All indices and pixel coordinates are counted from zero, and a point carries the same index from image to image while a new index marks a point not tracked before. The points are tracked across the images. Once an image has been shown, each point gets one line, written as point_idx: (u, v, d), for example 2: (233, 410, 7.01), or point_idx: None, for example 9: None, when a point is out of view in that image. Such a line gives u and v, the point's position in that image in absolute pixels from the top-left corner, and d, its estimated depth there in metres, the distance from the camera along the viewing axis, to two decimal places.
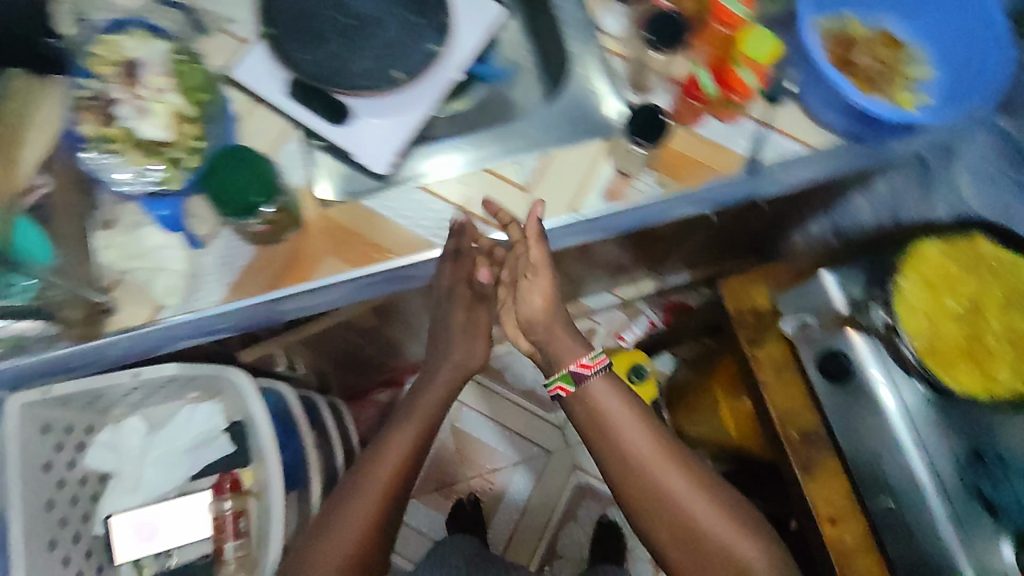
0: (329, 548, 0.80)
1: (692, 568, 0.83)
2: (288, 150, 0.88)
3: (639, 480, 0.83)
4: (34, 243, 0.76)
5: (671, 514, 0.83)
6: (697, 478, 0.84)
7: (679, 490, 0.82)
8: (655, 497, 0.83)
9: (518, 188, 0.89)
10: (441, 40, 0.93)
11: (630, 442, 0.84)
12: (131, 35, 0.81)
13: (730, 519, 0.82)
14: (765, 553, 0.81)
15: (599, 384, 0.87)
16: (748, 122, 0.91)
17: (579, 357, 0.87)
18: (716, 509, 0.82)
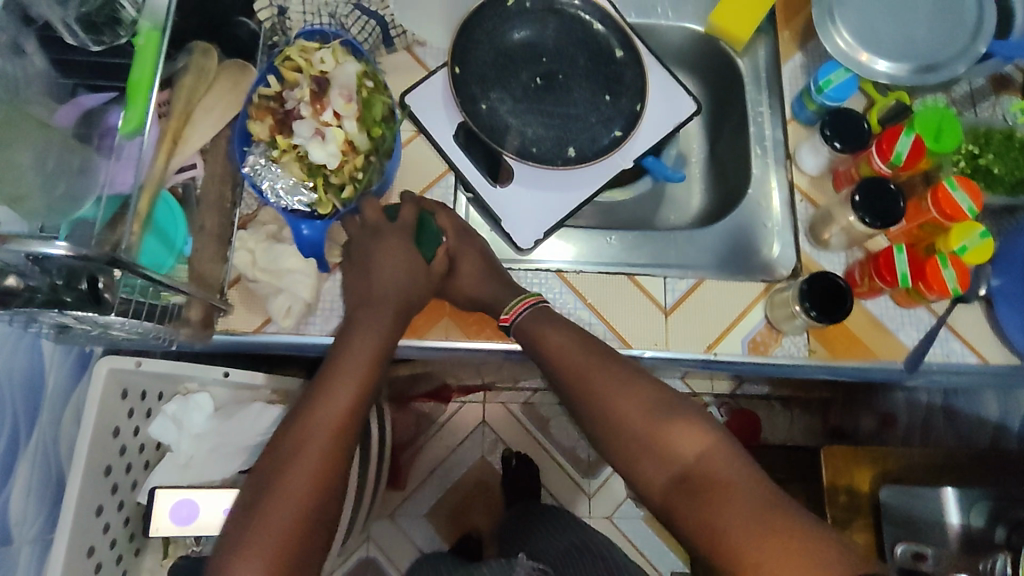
0: (272, 508, 0.60)
1: (650, 467, 0.63)
2: (440, 194, 0.85)
3: (569, 381, 0.69)
4: (174, 220, 0.72)
5: (598, 411, 0.67)
6: (632, 380, 0.67)
7: (604, 391, 0.67)
8: (591, 403, 0.67)
9: (658, 306, 0.83)
10: (627, 126, 0.87)
11: (551, 343, 0.71)
12: (328, 50, 0.75)
13: (668, 413, 0.64)
14: (719, 455, 0.61)
15: (532, 315, 0.74)
16: (924, 313, 0.83)
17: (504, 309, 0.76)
18: (644, 407, 0.65)
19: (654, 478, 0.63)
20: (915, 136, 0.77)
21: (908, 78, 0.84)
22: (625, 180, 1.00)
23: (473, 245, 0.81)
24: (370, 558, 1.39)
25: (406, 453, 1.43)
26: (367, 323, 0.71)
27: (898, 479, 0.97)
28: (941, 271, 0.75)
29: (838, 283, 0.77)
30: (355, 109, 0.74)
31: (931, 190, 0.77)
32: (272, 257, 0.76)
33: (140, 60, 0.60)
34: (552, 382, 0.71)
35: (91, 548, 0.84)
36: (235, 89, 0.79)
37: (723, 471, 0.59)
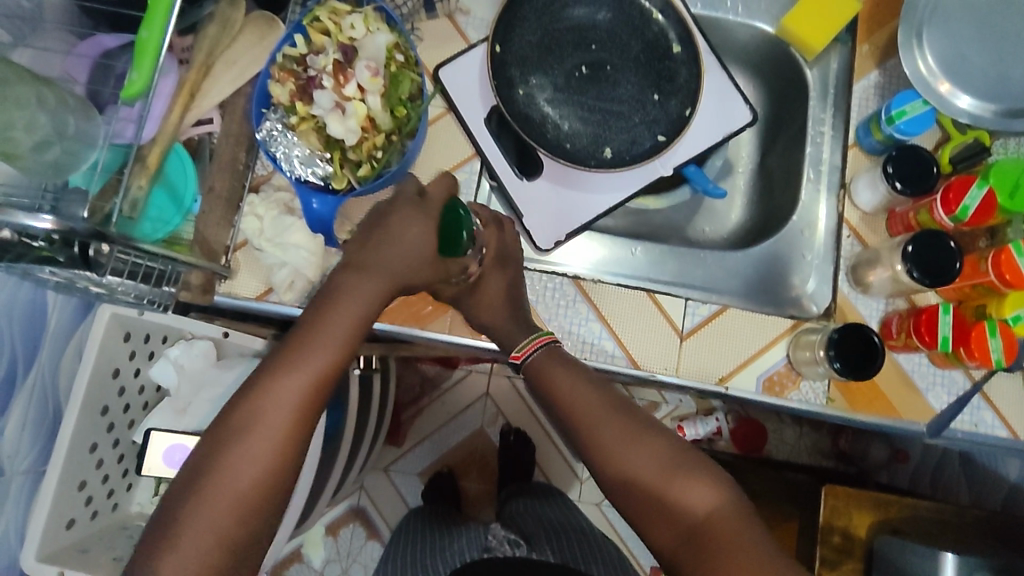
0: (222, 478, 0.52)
1: (658, 527, 0.60)
2: (462, 179, 0.81)
3: (578, 427, 0.65)
4: (183, 169, 0.71)
5: (603, 459, 0.63)
6: (645, 432, 0.63)
7: (616, 442, 0.62)
8: (601, 453, 0.63)
9: (674, 329, 0.79)
10: (671, 132, 0.80)
11: (565, 387, 0.67)
12: (359, 15, 0.70)
13: (680, 468, 0.60)
14: (730, 518, 0.57)
15: (543, 357, 0.70)
16: (959, 374, 0.77)
17: (516, 347, 0.72)
18: (659, 463, 0.61)
19: (662, 538, 0.59)
20: (989, 188, 0.71)
21: (991, 120, 0.77)
22: (661, 188, 0.93)
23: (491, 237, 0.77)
24: (360, 507, 1.38)
25: (407, 410, 1.41)
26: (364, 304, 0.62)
27: (897, 530, 0.94)
28: (988, 339, 0.69)
29: (871, 339, 0.72)
30: (382, 85, 0.70)
31: (994, 251, 0.70)
32: (279, 229, 0.74)
33: (150, 18, 0.55)
34: (564, 428, 0.67)
35: (83, 482, 0.83)
36: (260, 44, 0.74)
37: (734, 535, 0.55)
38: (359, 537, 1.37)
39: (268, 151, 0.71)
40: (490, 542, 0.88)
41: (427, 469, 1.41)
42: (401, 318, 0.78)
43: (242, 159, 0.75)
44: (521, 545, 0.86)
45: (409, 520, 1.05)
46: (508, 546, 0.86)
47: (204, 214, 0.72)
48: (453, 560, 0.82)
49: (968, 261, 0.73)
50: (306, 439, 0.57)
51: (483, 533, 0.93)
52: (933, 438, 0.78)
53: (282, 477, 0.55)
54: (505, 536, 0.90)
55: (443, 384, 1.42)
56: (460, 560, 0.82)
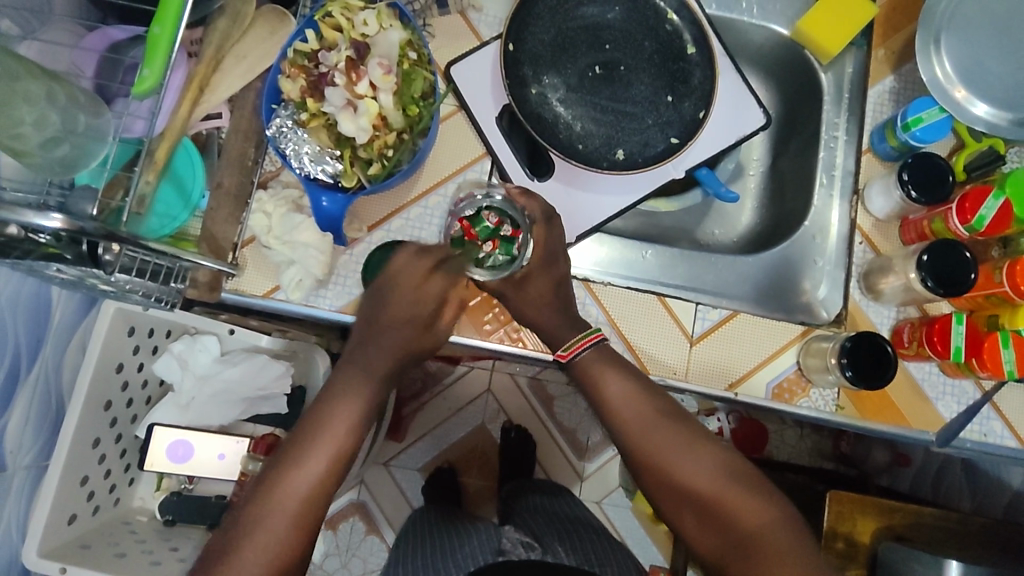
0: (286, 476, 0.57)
1: (702, 531, 0.60)
2: (472, 178, 0.80)
3: (627, 431, 0.64)
4: (192, 167, 0.72)
5: (653, 464, 0.62)
6: (697, 439, 0.62)
7: (669, 448, 0.62)
8: (651, 458, 0.62)
9: (684, 334, 0.78)
10: (684, 134, 0.79)
11: (616, 389, 0.65)
12: (372, 12, 0.69)
13: (732, 477, 0.60)
14: (781, 531, 0.58)
15: (592, 356, 0.68)
16: (969, 383, 0.77)
17: (562, 344, 0.70)
18: (713, 473, 0.61)
19: (704, 541, 0.61)
20: (1006, 198, 0.70)
21: (1007, 129, 0.77)
22: (670, 190, 0.93)
23: None
24: (361, 502, 1.38)
25: (409, 406, 1.40)
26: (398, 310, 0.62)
27: (902, 536, 0.93)
28: (1000, 351, 0.69)
29: (883, 347, 0.71)
30: (393, 83, 0.69)
31: (1009, 262, 0.70)
32: (287, 227, 0.72)
33: (162, 14, 0.54)
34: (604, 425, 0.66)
35: (84, 478, 0.82)
36: (271, 39, 0.73)
37: (786, 549, 0.56)
38: (359, 531, 1.37)
39: (277, 148, 0.70)
40: (503, 545, 0.87)
41: (428, 464, 1.41)
42: None
43: (251, 154, 0.74)
44: (535, 548, 0.84)
45: (414, 520, 1.05)
46: (521, 549, 0.84)
47: (212, 210, 0.71)
48: (465, 563, 0.81)
49: (982, 271, 0.73)
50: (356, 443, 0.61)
51: (495, 535, 0.92)
52: (941, 447, 0.78)
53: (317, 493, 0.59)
54: (519, 538, 0.88)
55: (445, 379, 1.41)
56: (473, 564, 0.81)
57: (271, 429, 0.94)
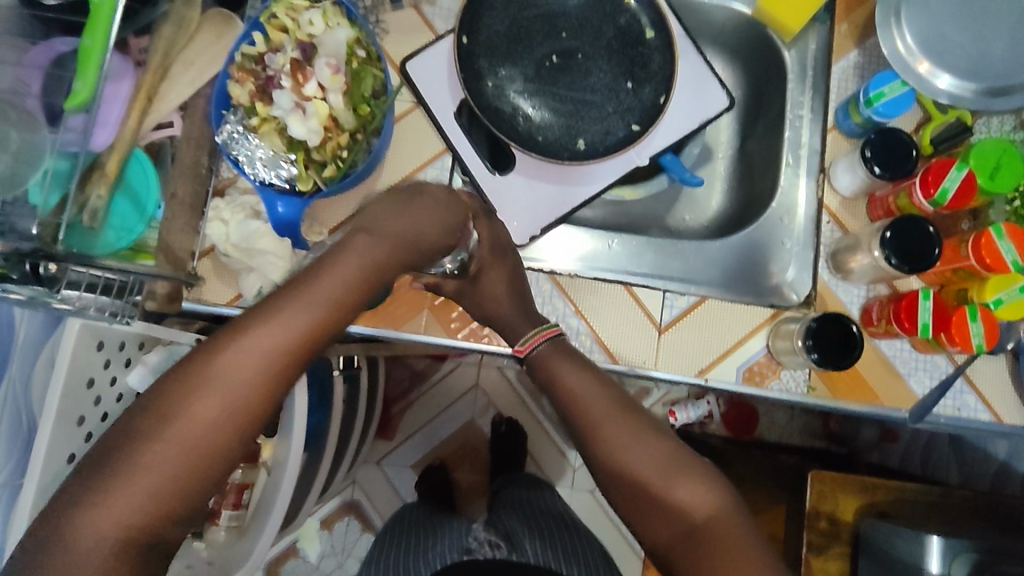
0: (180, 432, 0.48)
1: (655, 525, 0.59)
2: (433, 174, 0.80)
3: (583, 423, 0.63)
4: (145, 177, 0.70)
5: (607, 453, 0.61)
6: (650, 430, 0.62)
7: (623, 437, 0.61)
8: (605, 447, 0.61)
9: (652, 322, 0.78)
10: (645, 121, 0.78)
11: (573, 383, 0.65)
12: (317, 11, 0.68)
13: (681, 467, 0.59)
14: (725, 525, 0.57)
15: (549, 350, 0.69)
16: (941, 357, 0.76)
17: (517, 342, 0.71)
18: (665, 463, 0.60)
19: (658, 536, 0.59)
20: (968, 169, 0.70)
21: (972, 99, 0.75)
22: (636, 177, 0.92)
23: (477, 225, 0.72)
24: (354, 501, 1.38)
25: (397, 404, 1.40)
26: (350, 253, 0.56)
27: (884, 513, 0.93)
28: (968, 323, 0.68)
29: (850, 327, 0.71)
30: (343, 83, 0.68)
31: (974, 234, 0.69)
32: (245, 233, 0.71)
33: (93, 24, 0.55)
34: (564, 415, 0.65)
35: (61, 494, 0.80)
36: (218, 44, 0.73)
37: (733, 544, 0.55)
38: (354, 530, 1.37)
39: (230, 155, 0.69)
40: (470, 544, 0.89)
41: (420, 461, 1.40)
42: (377, 321, 0.77)
43: (204, 162, 0.74)
44: (501, 546, 0.86)
45: (398, 517, 1.05)
46: (487, 548, 0.87)
47: (167, 221, 0.71)
48: (432, 560, 0.83)
49: (949, 245, 0.72)
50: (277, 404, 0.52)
51: (465, 534, 0.94)
52: (916, 424, 0.77)
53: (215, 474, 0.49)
54: (486, 538, 0.90)
55: (432, 376, 1.40)
56: (441, 561, 0.83)
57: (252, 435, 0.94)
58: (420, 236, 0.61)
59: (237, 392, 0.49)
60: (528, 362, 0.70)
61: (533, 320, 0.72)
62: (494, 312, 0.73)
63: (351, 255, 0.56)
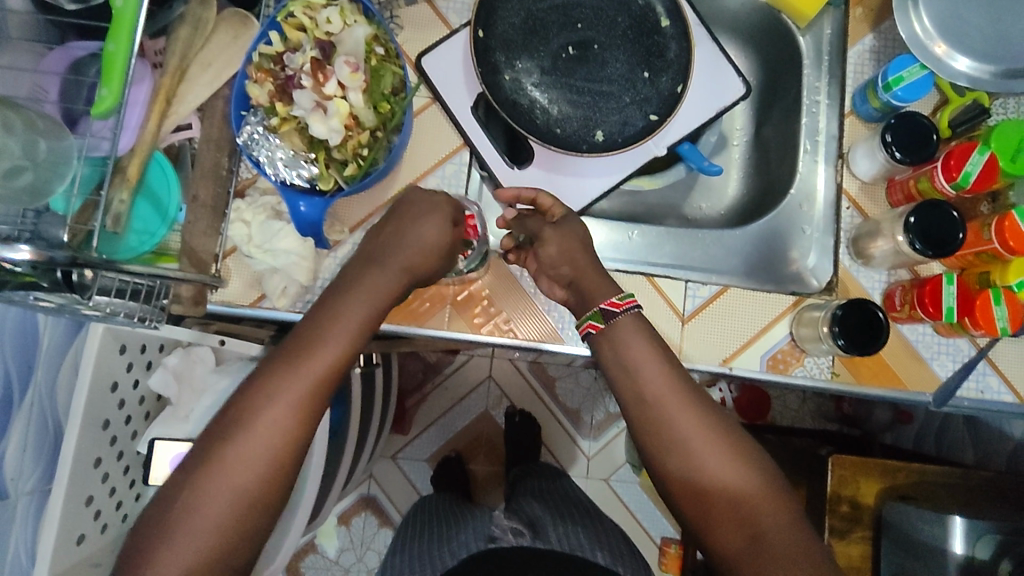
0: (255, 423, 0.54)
1: (722, 529, 0.56)
2: (452, 169, 0.80)
3: (643, 394, 0.61)
4: (166, 180, 0.71)
5: (672, 445, 0.59)
6: (719, 424, 0.59)
7: (692, 430, 0.59)
8: (673, 440, 0.59)
9: (675, 312, 0.78)
10: (663, 111, 0.78)
11: (638, 357, 0.62)
12: (335, 9, 0.68)
13: (737, 449, 0.58)
14: (792, 524, 0.55)
15: (628, 321, 0.64)
16: (963, 341, 0.77)
17: (613, 296, 0.66)
18: (743, 468, 0.57)
19: (724, 542, 0.56)
20: (991, 153, 0.69)
21: (990, 81, 0.75)
22: (654, 167, 0.93)
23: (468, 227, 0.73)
24: (371, 495, 1.39)
25: (411, 398, 1.41)
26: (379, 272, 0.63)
27: (906, 496, 0.92)
28: (992, 307, 0.68)
29: (876, 314, 0.71)
30: (362, 80, 0.67)
31: (997, 217, 0.69)
32: (267, 235, 0.71)
33: (116, 31, 0.56)
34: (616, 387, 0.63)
35: (89, 498, 0.81)
36: (235, 44, 0.73)
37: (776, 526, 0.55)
38: (372, 524, 1.38)
39: (251, 157, 0.68)
40: (494, 532, 0.86)
41: (435, 454, 1.41)
42: (400, 317, 0.77)
43: (224, 164, 0.73)
44: (524, 535, 0.84)
45: (416, 511, 1.06)
46: (511, 535, 0.84)
47: (189, 224, 0.70)
48: (455, 551, 0.81)
49: (971, 228, 0.72)
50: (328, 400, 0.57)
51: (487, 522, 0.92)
52: (938, 407, 0.77)
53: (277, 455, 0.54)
54: (509, 526, 0.88)
55: (446, 369, 1.41)
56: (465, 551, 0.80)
57: None
58: (409, 264, 0.64)
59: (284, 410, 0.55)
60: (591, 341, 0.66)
61: None
62: None
63: (360, 294, 0.61)
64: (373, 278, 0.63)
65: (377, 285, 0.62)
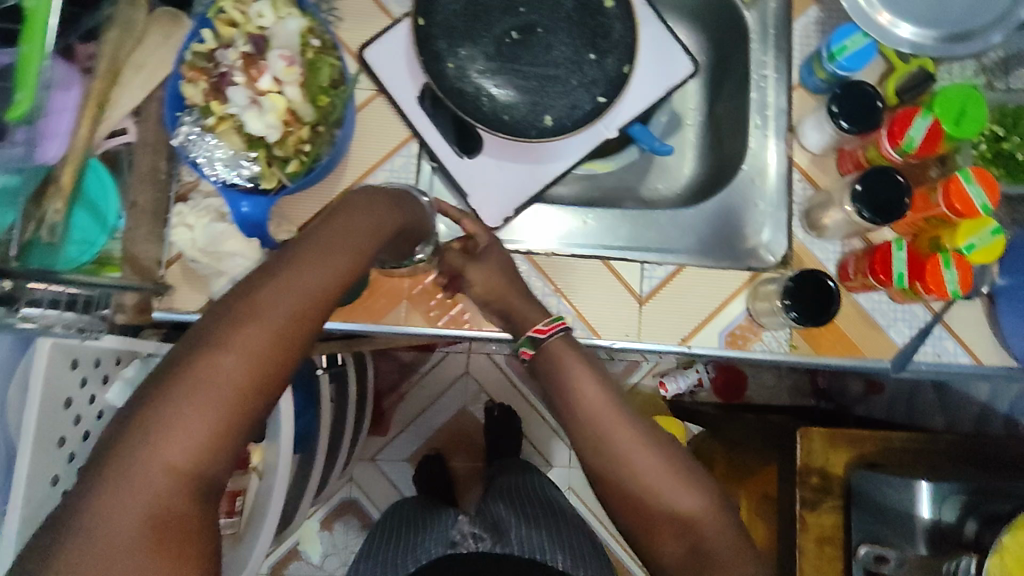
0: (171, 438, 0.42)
1: (663, 539, 0.59)
2: (401, 162, 0.78)
3: (584, 422, 0.61)
4: (105, 188, 0.69)
5: (613, 465, 0.60)
6: (656, 439, 0.61)
7: (630, 447, 0.59)
8: (613, 459, 0.60)
9: (632, 294, 0.78)
10: (611, 92, 0.77)
11: (579, 387, 0.63)
12: (266, 2, 0.66)
13: (679, 470, 0.59)
14: (731, 537, 0.57)
15: (559, 343, 0.66)
16: (917, 306, 0.77)
17: (539, 322, 0.68)
18: (685, 488, 0.58)
19: (666, 551, 0.59)
20: (934, 118, 0.69)
21: (934, 47, 0.75)
22: (607, 150, 0.93)
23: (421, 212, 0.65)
24: (352, 499, 1.37)
25: (388, 398, 1.39)
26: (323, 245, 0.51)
27: (874, 464, 0.85)
28: (942, 270, 0.68)
29: (827, 283, 0.72)
30: (298, 74, 0.66)
31: (943, 181, 0.69)
32: (210, 237, 0.69)
33: (30, 32, 0.54)
34: (560, 412, 0.64)
35: None
36: (167, 44, 0.72)
37: (718, 539, 0.57)
38: (354, 528, 1.36)
39: (189, 159, 0.66)
40: (456, 537, 0.88)
41: (415, 453, 1.39)
42: (356, 314, 0.76)
43: (162, 167, 0.73)
44: (486, 538, 0.86)
45: (390, 515, 1.04)
46: (472, 541, 0.86)
47: (130, 230, 0.70)
48: (419, 557, 0.84)
49: (919, 194, 0.72)
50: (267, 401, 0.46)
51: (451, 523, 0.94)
52: (899, 373, 0.77)
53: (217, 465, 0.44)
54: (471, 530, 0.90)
55: (422, 367, 1.39)
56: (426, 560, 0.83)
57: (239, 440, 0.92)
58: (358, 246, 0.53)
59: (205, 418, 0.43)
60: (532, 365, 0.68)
61: (513, 303, 0.71)
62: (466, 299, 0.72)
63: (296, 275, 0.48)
64: (317, 260, 0.50)
65: (313, 277, 0.49)
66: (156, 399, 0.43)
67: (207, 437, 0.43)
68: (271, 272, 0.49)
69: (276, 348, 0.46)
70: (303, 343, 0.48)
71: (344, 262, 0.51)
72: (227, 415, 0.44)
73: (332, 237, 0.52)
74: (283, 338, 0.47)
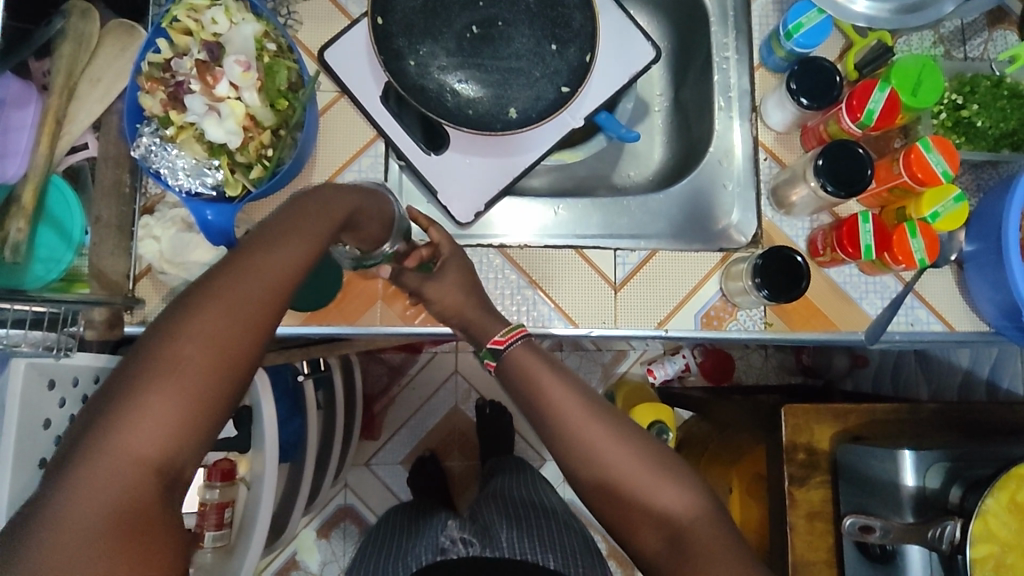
0: (133, 441, 0.42)
1: (642, 532, 0.59)
2: (368, 163, 0.78)
3: (558, 426, 0.61)
4: (68, 208, 0.69)
5: (586, 463, 0.60)
6: (624, 431, 0.61)
7: (599, 441, 0.60)
8: (584, 455, 0.60)
9: (607, 281, 0.78)
10: (574, 81, 0.77)
11: (548, 388, 0.63)
12: (219, 8, 0.66)
13: (657, 465, 0.59)
14: (710, 527, 0.57)
15: (522, 348, 0.66)
16: (889, 277, 0.78)
17: (496, 334, 0.68)
18: (663, 482, 0.58)
19: (647, 543, 0.59)
20: (891, 89, 0.70)
21: (889, 19, 0.76)
22: (574, 140, 0.92)
23: (378, 203, 0.65)
24: (348, 505, 1.35)
25: (378, 402, 1.38)
26: (279, 234, 0.52)
27: (860, 436, 0.83)
28: (909, 240, 0.69)
29: (793, 258, 0.73)
30: (255, 79, 0.65)
31: (904, 151, 0.70)
32: (178, 247, 0.69)
33: None
34: (532, 416, 0.64)
35: None
36: (123, 56, 0.71)
37: (699, 529, 0.57)
38: (352, 535, 1.34)
39: (151, 168, 0.65)
40: (444, 542, 0.88)
41: (409, 456, 1.38)
42: (331, 316, 0.76)
43: (126, 181, 0.71)
44: (474, 544, 0.86)
45: (383, 523, 1.04)
46: (461, 546, 0.86)
47: (95, 245, 0.69)
48: (409, 562, 0.84)
49: (882, 165, 0.73)
50: (227, 397, 0.46)
51: (440, 526, 0.94)
52: (874, 345, 0.78)
53: (180, 464, 0.43)
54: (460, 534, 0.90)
55: (410, 369, 1.39)
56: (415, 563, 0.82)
57: (223, 453, 0.90)
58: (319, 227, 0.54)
59: (167, 416, 0.43)
60: (498, 377, 0.68)
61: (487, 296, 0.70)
62: (439, 296, 0.71)
63: (248, 269, 0.48)
64: (268, 246, 0.50)
65: (267, 270, 0.49)
66: (112, 408, 0.43)
67: (166, 438, 0.43)
68: (226, 266, 0.49)
69: (230, 342, 0.46)
70: (262, 335, 0.48)
71: (296, 252, 0.51)
72: (184, 418, 0.44)
73: (288, 224, 0.53)
74: (237, 332, 0.46)
